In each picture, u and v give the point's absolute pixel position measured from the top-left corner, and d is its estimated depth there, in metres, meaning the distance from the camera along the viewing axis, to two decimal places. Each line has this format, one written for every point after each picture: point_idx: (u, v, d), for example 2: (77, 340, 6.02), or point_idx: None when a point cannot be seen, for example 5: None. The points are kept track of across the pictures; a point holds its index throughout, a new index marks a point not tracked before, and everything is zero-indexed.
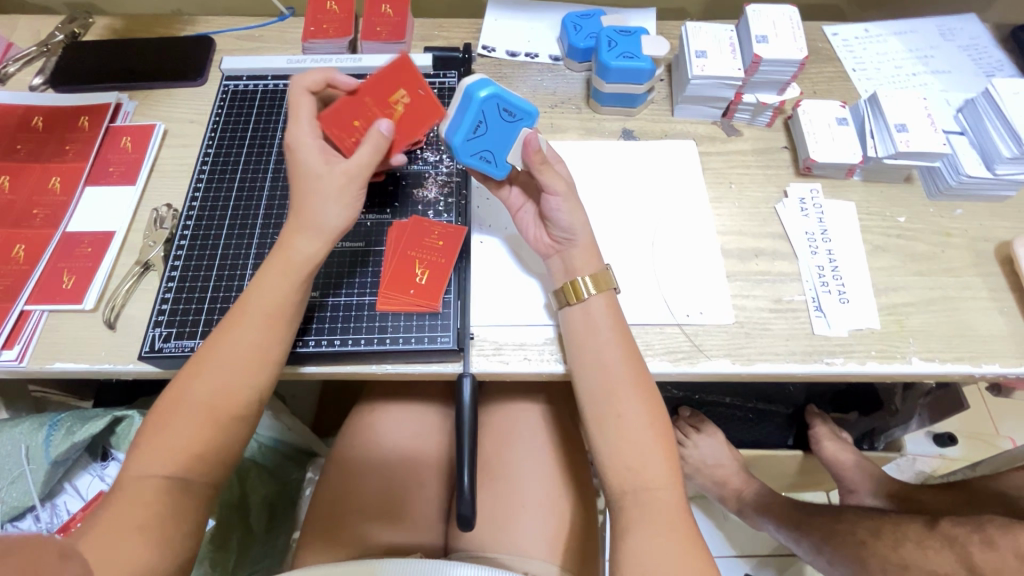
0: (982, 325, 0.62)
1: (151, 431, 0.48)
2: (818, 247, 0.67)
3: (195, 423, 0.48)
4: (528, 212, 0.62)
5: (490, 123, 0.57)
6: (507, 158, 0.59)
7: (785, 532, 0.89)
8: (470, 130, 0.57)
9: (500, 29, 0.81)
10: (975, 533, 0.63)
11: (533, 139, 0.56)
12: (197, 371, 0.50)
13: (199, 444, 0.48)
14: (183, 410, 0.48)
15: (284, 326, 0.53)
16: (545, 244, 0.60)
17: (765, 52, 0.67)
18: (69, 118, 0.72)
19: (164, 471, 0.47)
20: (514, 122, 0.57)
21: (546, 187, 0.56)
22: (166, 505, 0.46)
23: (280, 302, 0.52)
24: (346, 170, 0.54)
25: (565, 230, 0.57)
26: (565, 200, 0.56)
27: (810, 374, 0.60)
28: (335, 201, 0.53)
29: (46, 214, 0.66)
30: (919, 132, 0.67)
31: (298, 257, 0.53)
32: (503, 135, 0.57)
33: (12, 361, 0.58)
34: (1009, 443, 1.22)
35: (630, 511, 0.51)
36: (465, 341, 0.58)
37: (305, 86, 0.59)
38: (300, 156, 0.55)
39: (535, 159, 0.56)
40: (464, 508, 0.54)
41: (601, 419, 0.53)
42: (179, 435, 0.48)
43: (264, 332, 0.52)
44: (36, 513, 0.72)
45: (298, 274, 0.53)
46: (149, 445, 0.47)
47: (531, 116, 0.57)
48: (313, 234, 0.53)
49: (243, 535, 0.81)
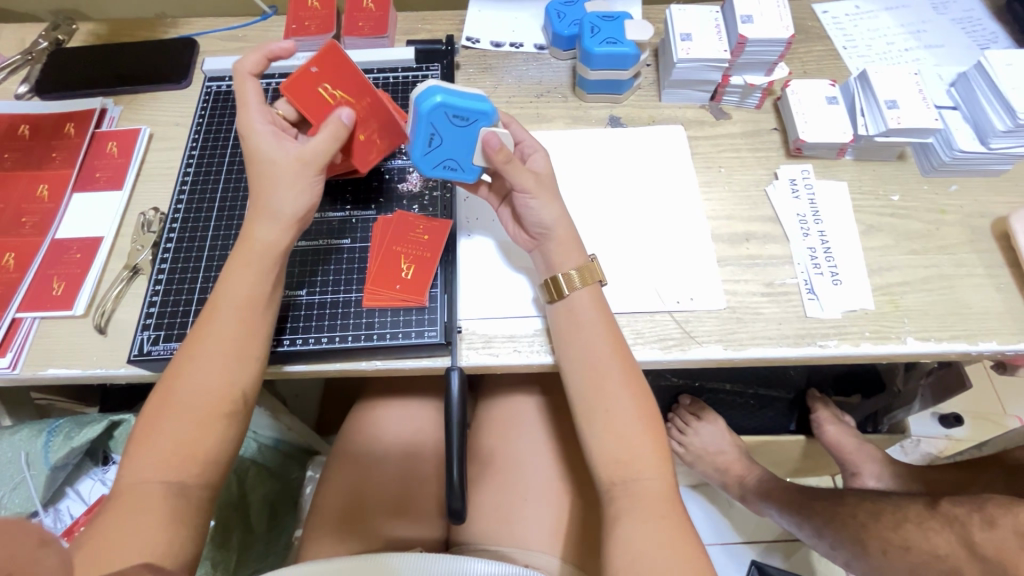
0: (980, 302, 0.61)
1: (142, 436, 0.49)
2: (810, 229, 0.66)
3: (183, 426, 0.48)
4: (506, 211, 0.61)
5: (443, 132, 0.55)
6: (473, 161, 0.57)
7: (788, 518, 0.89)
8: (426, 144, 0.56)
9: (484, 20, 0.80)
10: (975, 513, 0.62)
11: (493, 136, 0.55)
12: (180, 372, 0.50)
13: (188, 446, 0.48)
14: (171, 414, 0.49)
15: (259, 317, 0.53)
16: (524, 239, 0.60)
17: (750, 32, 0.66)
18: (55, 125, 0.73)
19: (159, 475, 0.47)
20: (469, 125, 0.55)
21: (516, 186, 0.55)
22: (154, 509, 0.46)
23: (248, 293, 0.52)
24: (299, 156, 0.54)
25: (540, 223, 0.56)
26: (535, 195, 0.55)
27: (802, 357, 0.59)
28: (291, 187, 0.53)
29: (35, 221, 0.66)
30: (910, 108, 0.66)
31: (260, 245, 0.53)
32: (462, 140, 0.56)
33: (6, 369, 0.59)
34: (1016, 422, 1.21)
35: (621, 501, 0.51)
36: (452, 335, 0.58)
37: (248, 69, 0.58)
38: (252, 141, 0.55)
39: (499, 158, 0.54)
40: (455, 502, 0.55)
41: (590, 411, 0.53)
42: (170, 438, 0.48)
43: (239, 325, 0.52)
44: (39, 519, 0.73)
45: (263, 262, 0.53)
46: (141, 450, 0.48)
47: (488, 116, 0.55)
48: (271, 220, 0.53)
49: (246, 536, 0.82)
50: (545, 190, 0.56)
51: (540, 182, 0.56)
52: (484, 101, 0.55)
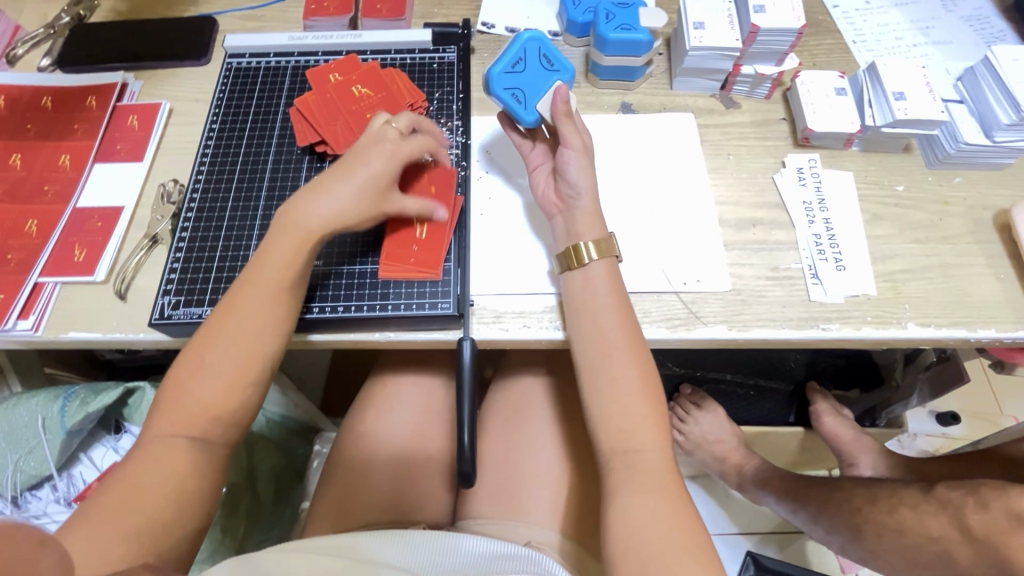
0: (980, 291, 0.63)
1: (169, 394, 0.51)
2: (816, 216, 0.67)
3: (213, 391, 0.50)
4: (542, 171, 0.63)
5: (528, 64, 0.64)
6: (537, 104, 0.62)
7: (784, 505, 0.90)
8: (510, 64, 0.63)
9: (500, 5, 0.82)
10: (968, 496, 0.64)
11: (564, 88, 0.61)
12: (215, 338, 0.52)
13: (212, 411, 0.50)
14: (200, 379, 0.51)
15: (293, 296, 0.54)
16: (551, 204, 0.61)
17: (762, 22, 0.67)
18: (77, 97, 0.74)
19: (179, 430, 0.49)
20: (553, 71, 0.64)
21: (564, 139, 0.59)
22: (173, 454, 0.48)
23: (286, 274, 0.54)
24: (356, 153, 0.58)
25: (572, 186, 0.59)
26: (578, 156, 0.59)
27: (805, 339, 0.61)
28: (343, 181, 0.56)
29: (56, 189, 0.68)
30: (917, 100, 0.67)
31: (304, 230, 0.55)
32: (539, 82, 0.63)
33: (28, 331, 0.60)
34: (1012, 421, 1.22)
35: (622, 472, 0.52)
36: (465, 308, 0.59)
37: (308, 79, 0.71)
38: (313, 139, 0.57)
39: (561, 108, 0.60)
40: (465, 466, 0.57)
41: (596, 381, 0.54)
42: (197, 398, 0.50)
43: (274, 302, 0.53)
44: (53, 482, 0.74)
45: (305, 243, 0.55)
46: (173, 399, 0.50)
47: (567, 74, 0.65)
48: (317, 204, 0.55)
49: (252, 505, 0.83)
50: (587, 158, 0.59)
51: (588, 152, 0.60)
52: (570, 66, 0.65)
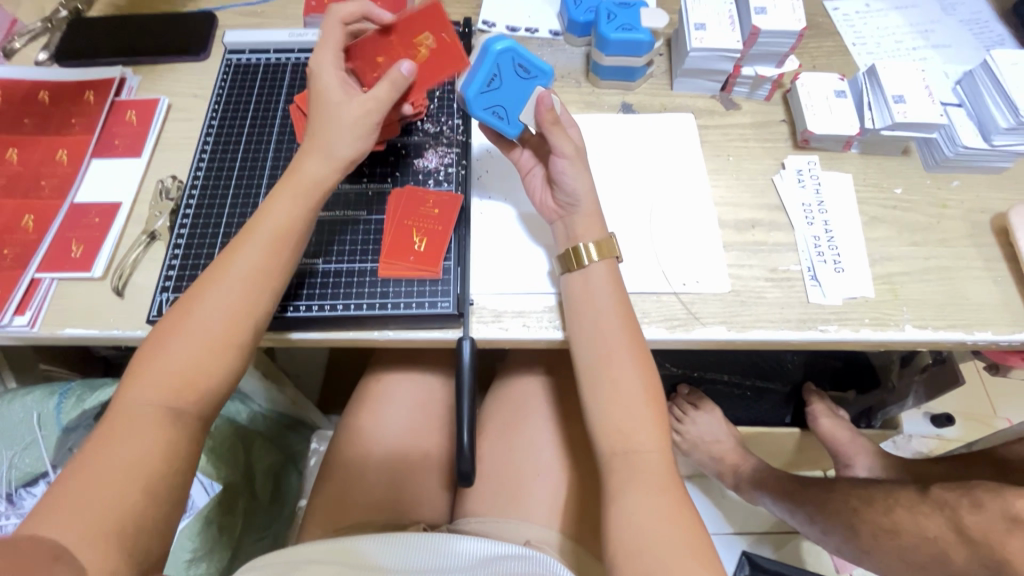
0: (977, 294, 0.63)
1: (152, 350, 0.50)
2: (815, 217, 0.67)
3: (195, 346, 0.50)
4: (536, 176, 0.62)
5: (504, 77, 0.59)
6: (520, 116, 0.60)
7: (781, 505, 0.91)
8: (483, 83, 0.59)
9: (501, 4, 0.82)
10: (964, 497, 0.64)
11: (546, 96, 0.58)
12: (207, 290, 0.51)
13: (193, 369, 0.49)
14: (185, 333, 0.50)
15: (291, 250, 0.54)
16: (550, 207, 0.61)
17: (763, 23, 0.67)
18: (75, 92, 0.73)
19: (158, 398, 0.48)
20: (530, 80, 0.59)
21: (555, 147, 0.57)
22: (162, 440, 0.47)
23: (286, 225, 0.54)
24: (361, 105, 0.56)
25: (569, 194, 0.58)
26: (571, 162, 0.57)
27: (804, 340, 0.61)
28: (345, 132, 0.55)
29: (53, 185, 0.68)
30: (916, 103, 0.68)
31: (309, 180, 0.55)
32: (519, 93, 0.60)
33: (24, 327, 0.60)
34: (1005, 423, 1.23)
35: (622, 471, 0.52)
36: (464, 307, 0.59)
37: (342, 15, 0.59)
38: (319, 84, 0.57)
39: (547, 117, 0.57)
40: (464, 465, 0.57)
41: (596, 381, 0.54)
42: (179, 359, 0.49)
43: (271, 255, 0.53)
44: (49, 479, 0.72)
45: (310, 197, 0.55)
46: (154, 357, 0.49)
47: (548, 76, 0.59)
48: (322, 159, 0.56)
49: (249, 503, 0.82)
50: (580, 161, 0.58)
51: (580, 154, 0.58)
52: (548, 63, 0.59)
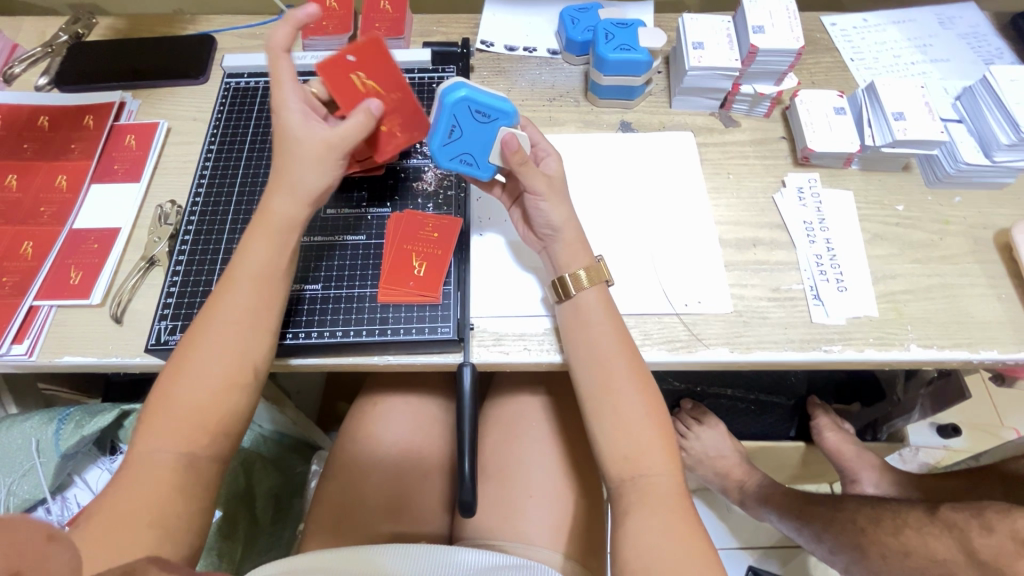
0: (981, 312, 0.63)
1: (157, 402, 0.49)
2: (816, 236, 0.67)
3: (200, 394, 0.49)
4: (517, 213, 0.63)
5: (463, 126, 0.57)
6: (489, 159, 0.59)
7: (786, 522, 0.90)
8: (445, 135, 0.57)
9: (498, 24, 0.82)
10: (974, 519, 0.63)
11: (512, 139, 0.56)
12: (203, 338, 0.51)
13: (201, 412, 0.49)
14: (190, 380, 0.49)
15: (279, 290, 0.54)
16: (533, 239, 0.61)
17: (762, 42, 0.67)
18: (74, 116, 0.74)
19: (171, 445, 0.48)
20: (490, 123, 0.57)
21: (529, 187, 0.57)
22: (172, 474, 0.47)
23: (272, 266, 0.54)
24: (327, 141, 0.54)
25: (548, 226, 0.58)
26: (546, 199, 0.57)
27: (808, 361, 0.60)
28: (312, 164, 0.54)
29: (53, 211, 0.67)
30: (917, 120, 0.67)
31: (284, 221, 0.55)
32: (483, 137, 0.58)
33: (22, 355, 0.59)
34: (1012, 434, 1.22)
35: (630, 497, 0.51)
36: (465, 331, 0.59)
37: (281, 44, 0.55)
38: (283, 119, 0.55)
39: (515, 159, 0.55)
40: (466, 495, 0.56)
41: (599, 409, 0.54)
42: (186, 406, 0.49)
43: (262, 298, 0.53)
44: (47, 506, 0.73)
45: (292, 238, 0.55)
46: (163, 409, 0.49)
47: (508, 116, 0.57)
48: (291, 195, 0.54)
49: (251, 527, 0.82)
50: (555, 193, 0.57)
51: (552, 185, 0.58)
52: (507, 102, 0.57)
